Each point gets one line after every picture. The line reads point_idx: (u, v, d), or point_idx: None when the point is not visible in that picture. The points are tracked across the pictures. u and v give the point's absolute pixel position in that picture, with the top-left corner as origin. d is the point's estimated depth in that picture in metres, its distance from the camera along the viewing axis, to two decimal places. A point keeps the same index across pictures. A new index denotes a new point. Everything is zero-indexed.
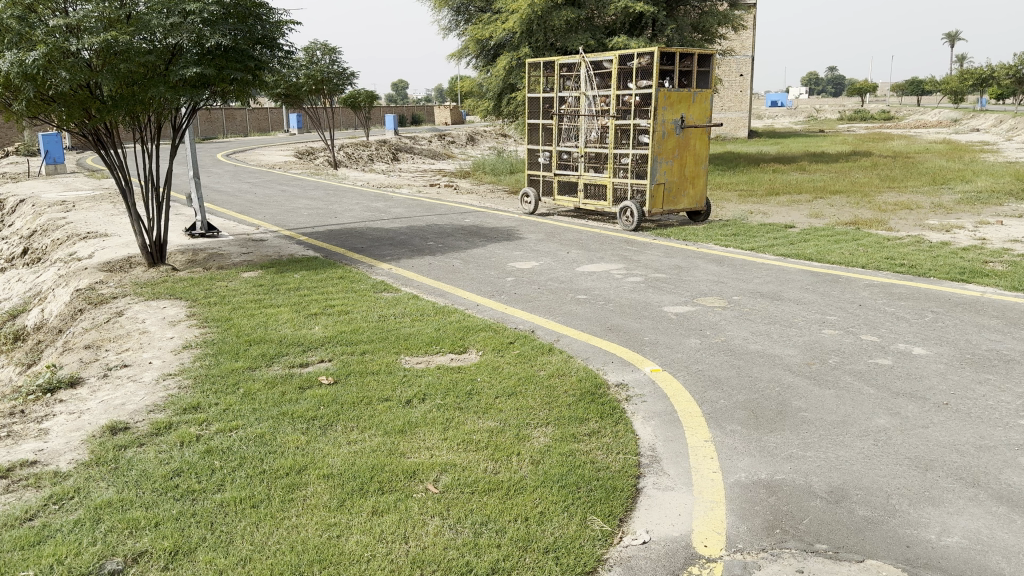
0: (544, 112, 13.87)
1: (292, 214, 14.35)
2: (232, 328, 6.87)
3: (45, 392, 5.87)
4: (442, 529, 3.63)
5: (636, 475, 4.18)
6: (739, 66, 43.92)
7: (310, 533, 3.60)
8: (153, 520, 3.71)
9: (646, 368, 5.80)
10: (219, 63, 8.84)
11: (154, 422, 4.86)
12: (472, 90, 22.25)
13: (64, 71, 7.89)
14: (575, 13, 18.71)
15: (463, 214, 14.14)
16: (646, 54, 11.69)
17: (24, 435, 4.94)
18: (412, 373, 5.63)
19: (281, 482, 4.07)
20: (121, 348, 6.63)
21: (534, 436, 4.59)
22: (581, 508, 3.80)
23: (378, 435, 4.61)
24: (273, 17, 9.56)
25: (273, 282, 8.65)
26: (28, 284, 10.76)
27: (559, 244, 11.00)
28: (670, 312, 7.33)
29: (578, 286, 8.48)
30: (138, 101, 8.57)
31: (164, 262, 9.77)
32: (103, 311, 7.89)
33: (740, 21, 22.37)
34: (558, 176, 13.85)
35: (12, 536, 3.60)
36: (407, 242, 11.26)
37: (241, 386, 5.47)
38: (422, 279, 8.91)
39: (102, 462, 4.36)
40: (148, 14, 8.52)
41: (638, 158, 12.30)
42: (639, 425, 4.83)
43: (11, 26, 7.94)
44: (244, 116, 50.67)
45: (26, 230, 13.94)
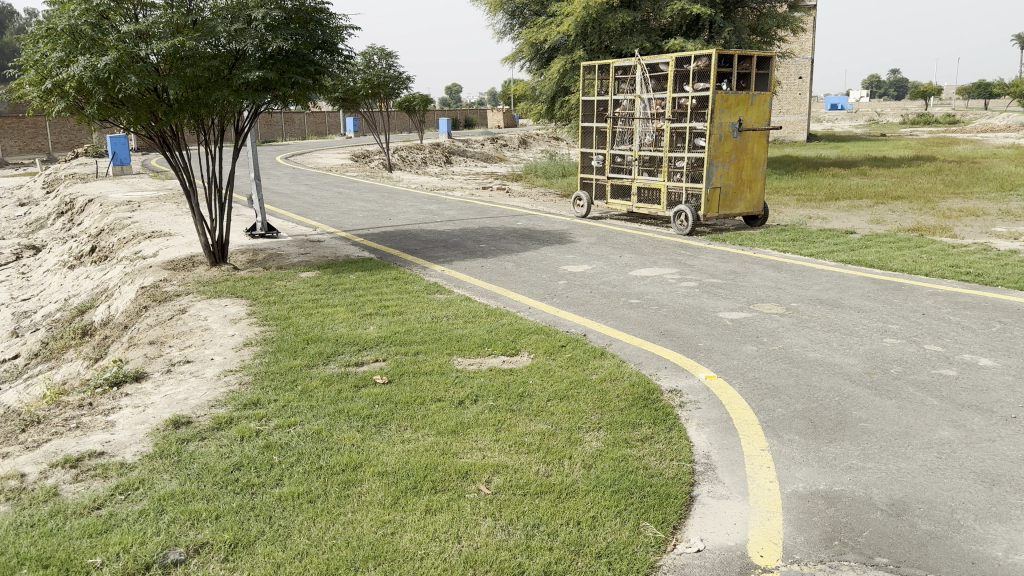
0: (598, 115, 13.83)
1: (347, 216, 14.56)
2: (290, 327, 7.01)
3: (112, 385, 6.07)
4: (495, 530, 3.64)
5: (690, 483, 4.13)
6: (798, 68, 43.14)
7: (365, 529, 3.66)
8: (214, 513, 3.80)
9: (701, 374, 5.74)
10: (280, 67, 9.05)
11: (215, 417, 4.99)
12: (526, 93, 22.33)
13: (134, 75, 8.17)
14: (630, 16, 18.62)
15: (516, 217, 14.17)
16: (703, 56, 11.60)
17: (92, 427, 5.12)
18: (464, 374, 5.66)
19: (337, 478, 4.14)
20: (184, 344, 6.83)
21: (586, 440, 4.57)
22: (634, 513, 3.78)
23: (431, 434, 4.66)
24: (333, 22, 9.68)
25: (330, 282, 8.79)
26: (95, 281, 11.13)
27: (611, 248, 10.94)
28: (725, 318, 7.23)
29: (631, 290, 8.43)
30: (203, 104, 8.81)
31: (225, 262, 9.99)
32: (167, 308, 8.14)
33: (800, 22, 21.98)
34: (611, 180, 13.79)
35: (81, 524, 3.73)
36: (459, 245, 11.35)
37: (298, 383, 5.58)
38: (474, 282, 8.97)
39: (165, 454, 4.49)
40: (214, 20, 8.75)
41: (693, 161, 12.17)
42: (693, 431, 4.78)
43: (85, 32, 8.22)
44: (302, 120, 51.62)
45: (93, 229, 14.42)
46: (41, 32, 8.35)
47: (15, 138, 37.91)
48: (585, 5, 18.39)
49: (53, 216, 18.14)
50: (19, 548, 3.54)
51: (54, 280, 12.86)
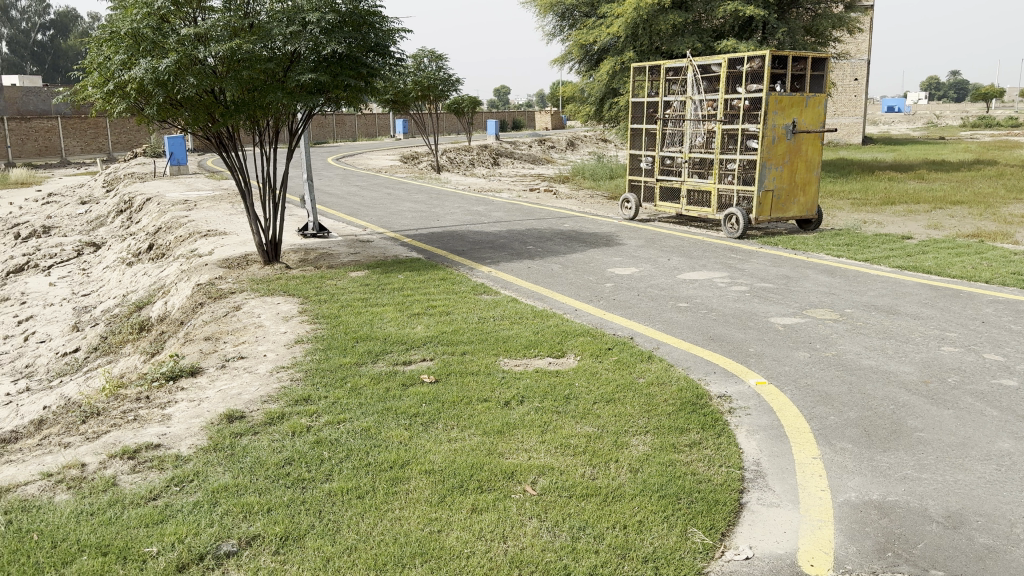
0: (648, 117, 13.74)
1: (396, 217, 14.71)
2: (339, 326, 7.10)
3: (168, 379, 6.25)
4: (540, 531, 3.65)
5: (739, 490, 4.08)
6: (854, 69, 42.25)
7: (412, 526, 3.69)
8: (266, 506, 3.88)
9: (751, 380, 5.66)
10: (334, 70, 9.20)
11: (267, 412, 5.09)
12: (574, 94, 22.29)
13: (192, 77, 8.38)
14: (681, 17, 18.47)
15: (563, 219, 14.15)
16: (757, 57, 11.45)
17: (149, 419, 5.26)
18: (511, 375, 5.68)
19: (384, 475, 4.19)
20: (238, 340, 6.98)
21: (633, 443, 4.55)
22: (681, 519, 3.75)
23: (477, 434, 4.68)
24: (385, 25, 9.78)
25: (379, 282, 8.89)
26: (152, 278, 11.44)
27: (660, 251, 10.86)
28: (777, 323, 7.12)
29: (680, 293, 8.36)
30: (258, 105, 9.00)
31: (278, 260, 10.16)
32: (221, 305, 8.33)
33: (856, 23, 21.55)
34: (660, 182, 13.68)
35: (138, 513, 3.84)
36: (507, 246, 11.37)
37: (348, 381, 5.66)
38: (521, 283, 8.98)
39: (218, 447, 4.60)
40: (269, 23, 8.92)
41: (745, 163, 12.01)
42: (743, 438, 4.72)
43: (147, 35, 8.45)
44: (352, 122, 52.30)
45: (151, 228, 14.81)
46: (104, 35, 8.62)
47: (77, 138, 39.21)
48: (636, 6, 18.30)
49: (112, 214, 18.69)
50: (79, 535, 3.65)
51: (113, 276, 13.23)
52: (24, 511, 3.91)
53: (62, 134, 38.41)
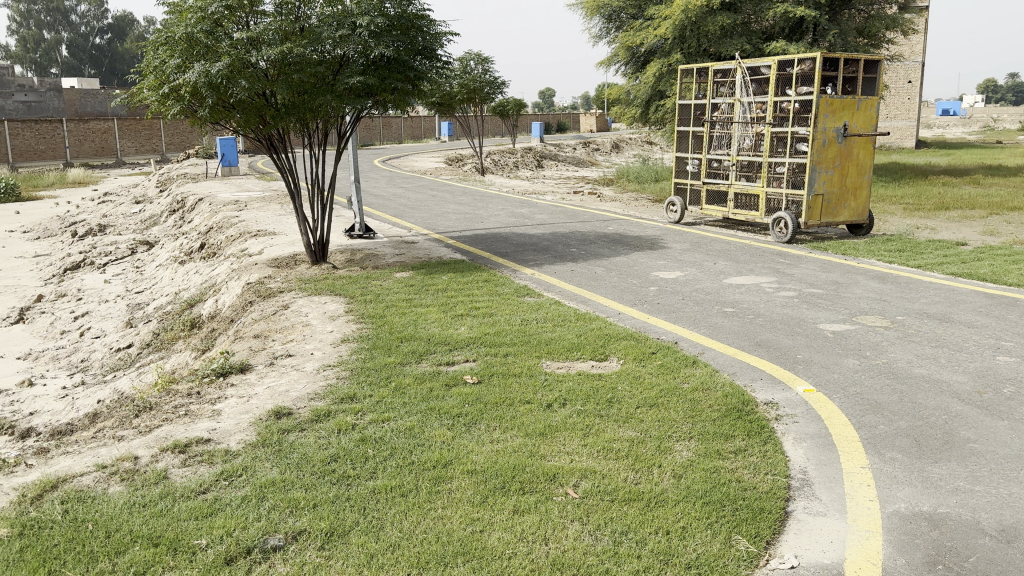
0: (695, 119, 13.64)
1: (441, 219, 14.82)
2: (384, 326, 7.17)
3: (218, 376, 6.39)
4: (582, 534, 3.64)
5: (785, 498, 4.02)
6: (908, 72, 41.32)
7: (454, 525, 3.72)
8: (312, 502, 3.94)
9: (799, 388, 5.57)
10: (382, 73, 9.30)
11: (314, 409, 5.17)
12: (620, 97, 22.22)
13: (244, 80, 8.55)
14: (730, 19, 18.31)
15: (607, 222, 14.10)
16: (808, 59, 11.28)
17: (200, 414, 5.39)
18: (553, 378, 5.67)
19: (427, 474, 4.22)
20: (286, 338, 7.11)
21: (676, 449, 4.52)
22: (725, 526, 3.72)
23: (519, 435, 4.70)
24: (433, 29, 9.86)
25: (423, 283, 8.97)
26: (204, 277, 11.70)
27: (706, 255, 10.75)
28: (826, 330, 7.00)
29: (726, 298, 8.27)
30: (308, 108, 9.13)
31: (325, 260, 10.31)
32: (271, 304, 8.49)
33: (911, 24, 21.08)
34: (707, 185, 13.54)
35: (188, 506, 3.94)
36: (550, 249, 11.37)
37: (392, 380, 5.72)
38: (564, 286, 8.97)
39: (267, 443, 4.69)
40: (320, 27, 9.05)
41: (794, 167, 11.83)
42: (790, 445, 4.65)
43: (200, 40, 8.68)
44: (398, 124, 52.74)
45: (202, 227, 15.15)
46: (160, 39, 8.85)
47: (133, 139, 40.27)
48: (684, 8, 18.23)
49: (165, 213, 19.15)
50: (132, 526, 3.76)
51: (165, 274, 13.55)
52: (80, 502, 4.04)
53: (118, 135, 39.46)
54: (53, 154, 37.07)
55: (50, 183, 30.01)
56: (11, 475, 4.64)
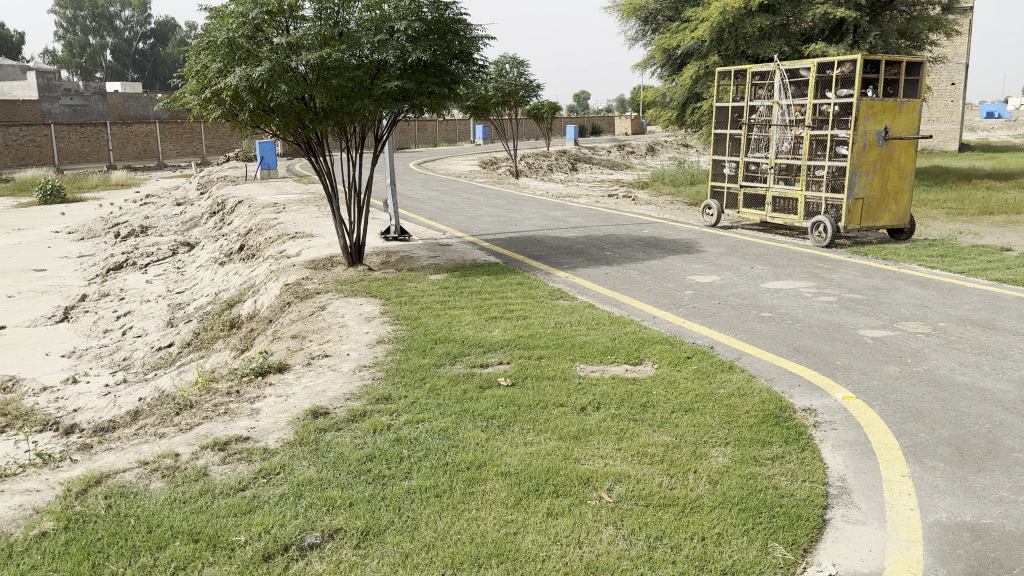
0: (732, 121, 13.53)
1: (475, 221, 14.89)
2: (419, 327, 7.23)
3: (257, 375, 6.49)
4: (617, 539, 3.64)
5: (823, 505, 3.98)
6: (952, 74, 40.53)
7: (488, 527, 3.74)
8: (348, 501, 3.99)
9: (838, 394, 5.50)
10: (419, 77, 9.39)
11: (351, 409, 5.23)
12: (656, 99, 22.15)
13: (283, 85, 8.68)
14: (769, 20, 18.12)
15: (642, 225, 14.03)
16: (848, 61, 11.14)
17: (240, 413, 5.48)
18: (587, 382, 5.66)
19: (462, 475, 4.25)
20: (324, 339, 7.20)
21: (712, 454, 4.49)
22: (762, 533, 3.68)
23: (553, 438, 4.70)
24: (470, 33, 9.88)
25: (458, 285, 9.02)
26: (243, 278, 11.88)
27: (742, 259, 10.66)
28: (865, 336, 6.89)
29: (763, 303, 8.19)
30: (346, 112, 9.25)
31: (362, 262, 10.41)
32: (308, 305, 8.60)
33: (955, 25, 20.66)
34: (744, 188, 13.40)
35: (227, 503, 4.01)
36: (585, 252, 11.36)
37: (427, 381, 5.76)
38: (599, 289, 8.96)
39: (304, 442, 4.75)
40: (359, 31, 9.16)
41: (834, 170, 11.68)
42: (828, 453, 4.59)
43: (242, 44, 8.83)
44: (433, 127, 52.96)
45: (242, 229, 15.38)
46: (202, 44, 9.01)
47: (174, 142, 41.02)
48: (722, 10, 18.10)
49: (205, 215, 19.47)
50: (173, 522, 3.83)
51: (205, 274, 13.79)
52: (123, 497, 4.14)
53: (160, 139, 40.21)
54: (97, 156, 37.76)
55: (95, 185, 30.68)
56: (57, 470, 4.76)
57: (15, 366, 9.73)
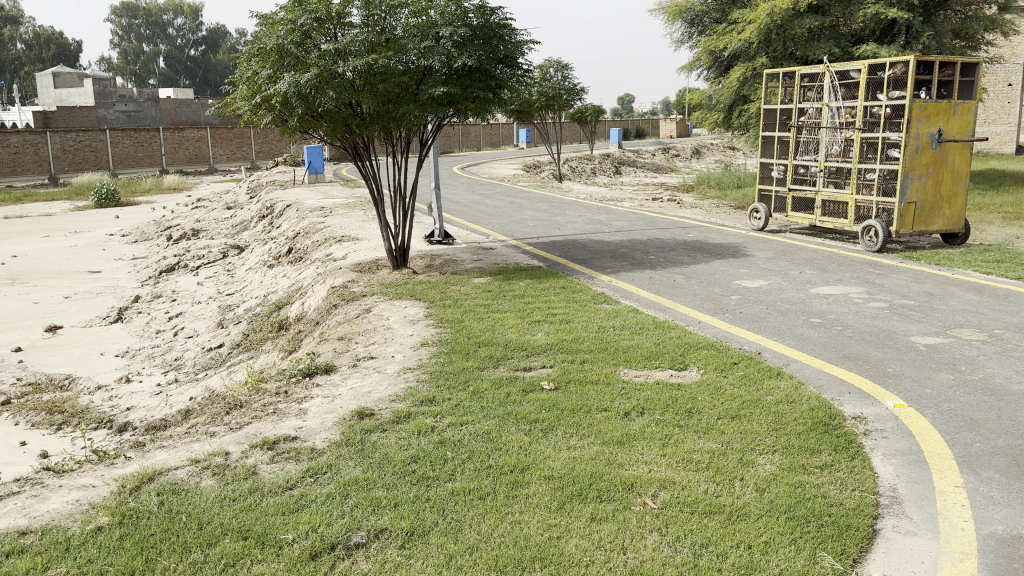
0: (780, 124, 13.35)
1: (519, 225, 14.93)
2: (463, 330, 7.27)
3: (305, 376, 6.62)
4: (661, 545, 3.62)
5: (873, 515, 3.90)
6: (1009, 74, 39.40)
7: (531, 530, 3.75)
8: (393, 501, 4.03)
9: (889, 402, 5.39)
10: (464, 82, 9.46)
11: (395, 411, 5.29)
12: (702, 102, 21.97)
13: (331, 91, 8.85)
14: (818, 21, 17.84)
15: (687, 229, 13.91)
16: (901, 62, 10.91)
17: (288, 413, 5.58)
18: (631, 387, 5.63)
19: (505, 478, 4.26)
20: (369, 341, 7.28)
21: (759, 462, 4.43)
22: (810, 542, 3.64)
23: (596, 443, 4.69)
24: (515, 37, 9.91)
25: (501, 289, 9.05)
26: (291, 280, 12.09)
27: (790, 263, 10.50)
28: (918, 343, 6.74)
29: (812, 308, 8.06)
30: (392, 117, 9.37)
31: (406, 265, 10.51)
32: (354, 307, 8.72)
33: (1013, 24, 20.06)
34: (793, 192, 13.20)
35: (275, 502, 4.08)
36: (628, 256, 11.31)
37: (471, 384, 5.80)
38: (643, 293, 8.91)
39: (351, 442, 4.82)
40: (404, 37, 9.25)
41: (886, 173, 11.43)
42: (879, 462, 4.50)
43: (291, 50, 8.99)
44: (477, 132, 53.16)
45: (289, 232, 15.65)
46: (253, 51, 9.20)
47: (224, 147, 41.93)
48: (769, 11, 17.87)
49: (254, 219, 19.83)
50: (223, 519, 3.92)
51: (254, 277, 14.04)
52: (175, 494, 4.24)
53: (211, 144, 41.13)
54: (151, 161, 38.73)
55: (148, 189, 31.49)
56: (111, 467, 4.90)
57: (71, 365, 10.01)
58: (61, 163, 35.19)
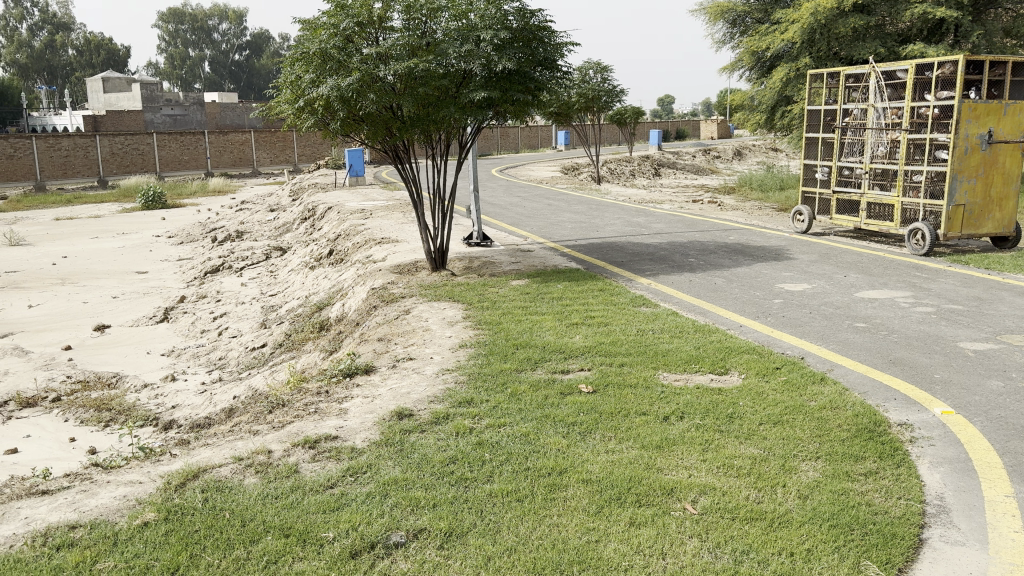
0: (825, 125, 13.15)
1: (557, 227, 14.93)
2: (501, 332, 7.29)
3: (345, 376, 6.70)
4: (701, 551, 3.59)
5: (920, 524, 3.82)
6: None
7: (570, 534, 3.74)
8: (432, 502, 4.06)
9: (936, 409, 5.27)
10: (503, 85, 9.43)
11: (434, 412, 5.32)
12: (744, 102, 21.72)
13: (372, 94, 8.96)
14: (864, 20, 17.50)
15: (728, 232, 13.77)
16: (949, 62, 10.69)
17: (329, 412, 5.66)
18: (670, 391, 5.59)
19: (543, 481, 4.27)
20: (408, 342, 7.34)
21: (802, 469, 4.37)
22: (854, 550, 3.58)
23: (635, 447, 4.67)
24: (554, 40, 9.91)
25: (539, 291, 9.06)
26: (332, 282, 12.25)
27: (834, 267, 10.33)
28: (966, 348, 6.59)
29: (857, 313, 7.93)
30: (432, 120, 9.44)
31: (445, 267, 10.56)
32: (394, 308, 8.81)
33: None
34: (837, 194, 12.98)
35: (317, 500, 4.14)
36: (668, 258, 11.23)
37: (508, 386, 5.81)
38: (682, 296, 8.85)
39: (390, 442, 4.87)
40: (445, 41, 9.29)
41: (933, 175, 11.18)
42: (925, 470, 4.41)
43: (333, 55, 9.11)
44: (516, 134, 53.28)
45: (331, 234, 15.85)
46: (296, 55, 9.35)
47: (267, 150, 42.61)
48: (813, 11, 17.62)
49: (296, 221, 20.11)
50: (265, 517, 3.98)
51: (296, 278, 14.24)
52: (219, 491, 4.33)
53: (254, 147, 41.81)
54: (196, 164, 39.52)
55: (193, 191, 32.14)
56: (157, 463, 5.01)
57: (118, 364, 10.25)
58: (110, 166, 36.05)
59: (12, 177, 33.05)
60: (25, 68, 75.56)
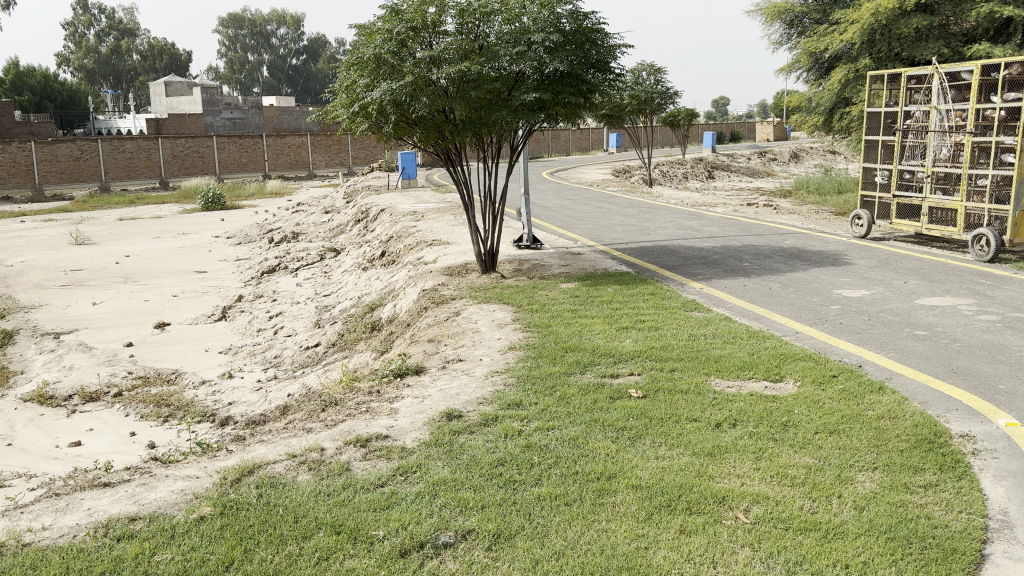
0: (885, 127, 12.84)
1: (608, 230, 14.83)
2: (550, 335, 7.29)
3: (396, 376, 6.78)
4: (753, 561, 3.54)
5: (982, 539, 3.71)
6: None
7: (619, 539, 3.73)
8: (481, 503, 4.08)
9: (1000, 421, 5.10)
10: (555, 87, 9.43)
11: (483, 413, 5.35)
12: (801, 104, 21.34)
13: (424, 98, 9.06)
14: (927, 20, 16.99)
15: (783, 236, 13.52)
16: (1017, 62, 10.35)
17: (380, 412, 5.74)
18: (723, 398, 5.51)
19: (591, 485, 4.25)
20: (458, 344, 7.40)
21: (858, 479, 4.28)
22: (912, 564, 3.50)
23: (686, 454, 4.62)
24: (607, 42, 9.87)
25: (589, 294, 9.02)
26: (383, 283, 12.40)
27: (894, 273, 10.07)
28: None
29: (917, 320, 7.72)
30: (484, 123, 9.49)
31: (495, 269, 10.59)
32: (444, 310, 8.87)
33: None
34: (897, 198, 12.64)
35: (367, 498, 4.20)
36: (721, 262, 11.08)
37: (558, 389, 5.81)
38: (736, 301, 8.72)
39: (439, 443, 4.90)
40: (497, 44, 9.34)
41: (999, 179, 10.85)
42: (988, 483, 4.27)
43: (387, 59, 9.21)
44: (567, 136, 53.23)
45: (383, 236, 16.03)
46: (352, 60, 9.50)
47: (323, 153, 43.32)
48: (873, 11, 17.22)
49: (350, 223, 20.40)
50: (318, 513, 4.05)
51: (348, 279, 14.45)
52: (273, 486, 4.42)
53: (310, 150, 42.54)
54: (254, 166, 40.41)
55: (251, 194, 32.85)
56: (215, 458, 5.15)
57: (177, 360, 10.55)
58: (172, 167, 37.11)
59: (78, 178, 34.22)
60: (92, 72, 78.12)
